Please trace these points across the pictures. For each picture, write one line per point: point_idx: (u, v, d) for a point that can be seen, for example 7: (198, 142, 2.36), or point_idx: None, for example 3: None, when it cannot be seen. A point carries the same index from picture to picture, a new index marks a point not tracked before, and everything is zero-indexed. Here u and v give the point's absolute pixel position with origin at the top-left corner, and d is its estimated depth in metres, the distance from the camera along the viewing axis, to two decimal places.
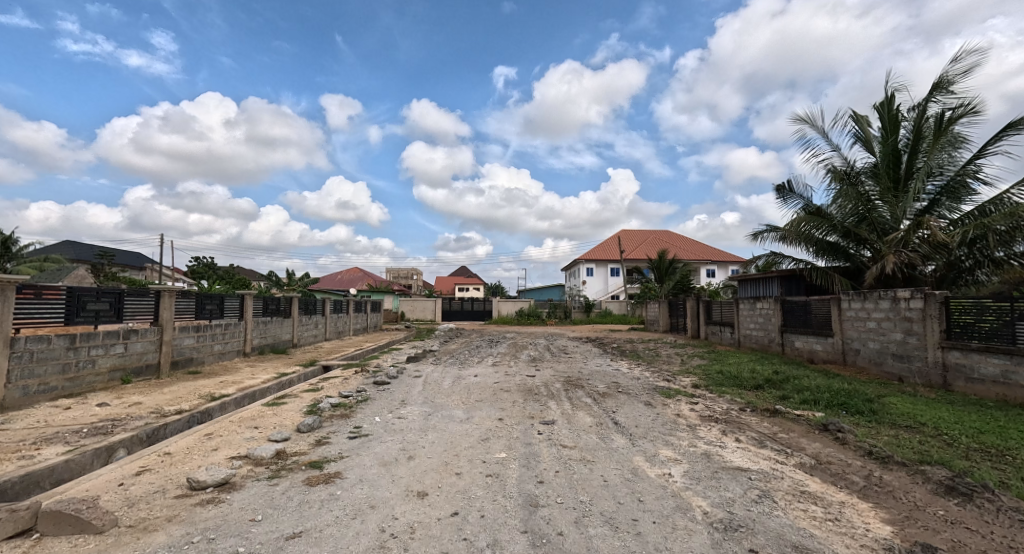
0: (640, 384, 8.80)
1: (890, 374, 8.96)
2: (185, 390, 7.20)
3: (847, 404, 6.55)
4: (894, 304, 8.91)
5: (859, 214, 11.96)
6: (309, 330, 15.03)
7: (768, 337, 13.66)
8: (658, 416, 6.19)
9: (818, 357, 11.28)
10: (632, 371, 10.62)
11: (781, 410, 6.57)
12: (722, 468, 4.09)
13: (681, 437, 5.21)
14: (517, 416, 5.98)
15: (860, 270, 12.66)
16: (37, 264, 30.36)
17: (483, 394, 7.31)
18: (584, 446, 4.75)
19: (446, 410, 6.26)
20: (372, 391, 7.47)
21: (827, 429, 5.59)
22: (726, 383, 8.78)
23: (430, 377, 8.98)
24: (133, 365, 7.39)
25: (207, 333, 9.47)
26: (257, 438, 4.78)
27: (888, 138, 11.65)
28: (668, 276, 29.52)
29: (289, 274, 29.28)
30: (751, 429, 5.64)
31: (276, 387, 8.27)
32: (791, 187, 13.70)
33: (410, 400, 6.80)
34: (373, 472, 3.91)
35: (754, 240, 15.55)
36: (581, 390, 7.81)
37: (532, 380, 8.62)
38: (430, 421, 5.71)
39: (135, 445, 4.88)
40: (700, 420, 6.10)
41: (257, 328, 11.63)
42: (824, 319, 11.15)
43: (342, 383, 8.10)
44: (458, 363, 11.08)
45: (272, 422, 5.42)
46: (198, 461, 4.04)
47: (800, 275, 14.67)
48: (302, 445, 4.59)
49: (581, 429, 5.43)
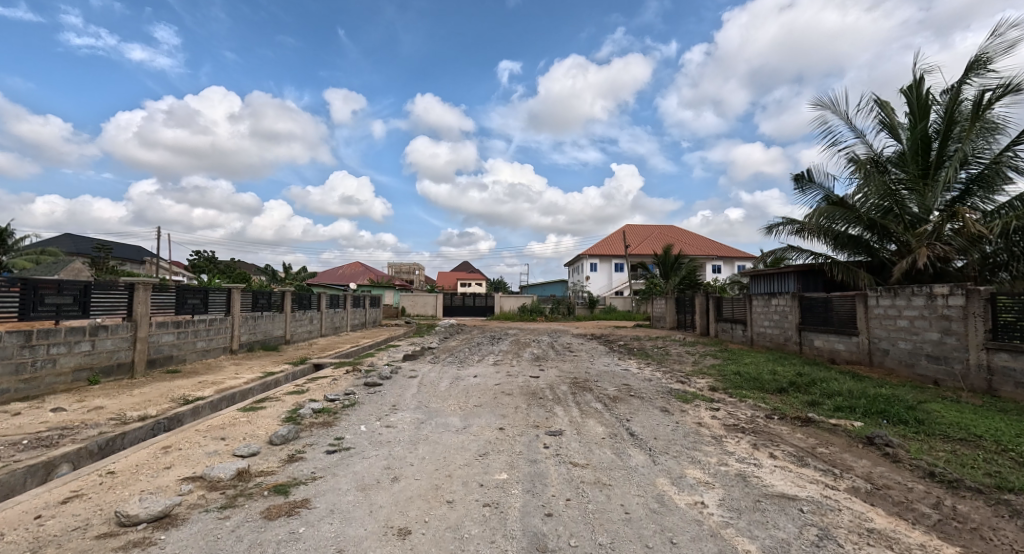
0: (652, 386, 8.15)
1: (924, 377, 8.28)
2: (157, 391, 6.59)
3: (889, 412, 5.87)
4: (929, 301, 8.21)
5: (884, 205, 11.26)
6: (303, 326, 14.45)
7: (784, 336, 12.96)
8: (678, 425, 5.54)
9: (840, 357, 10.60)
10: (643, 371, 9.95)
11: (814, 418, 5.91)
12: (765, 496, 3.43)
13: (708, 452, 4.55)
14: (520, 425, 5.33)
15: (884, 265, 11.97)
16: (34, 256, 30.09)
17: (483, 398, 6.67)
18: (597, 464, 4.10)
19: (441, 418, 5.62)
20: (361, 394, 6.82)
21: (872, 442, 4.93)
22: (745, 386, 8.14)
23: (427, 377, 8.39)
24: (102, 365, 6.80)
25: (190, 330, 8.88)
26: (220, 453, 4.15)
27: (917, 124, 10.93)
28: (674, 273, 29.12)
29: (286, 269, 28.61)
30: (785, 443, 4.99)
31: (259, 388, 7.65)
32: (810, 175, 12.97)
33: (402, 405, 6.16)
34: (349, 500, 3.27)
35: (769, 233, 14.84)
36: (590, 394, 7.14)
37: (536, 382, 7.97)
38: (422, 431, 5.07)
39: (84, 458, 4.26)
40: (726, 430, 5.44)
41: (246, 323, 11.01)
42: (847, 317, 10.45)
43: (330, 385, 7.47)
44: (457, 361, 10.44)
45: (243, 431, 4.80)
46: (143, 484, 3.41)
47: (818, 270, 13.93)
48: (271, 462, 3.96)
49: (593, 441, 4.78)
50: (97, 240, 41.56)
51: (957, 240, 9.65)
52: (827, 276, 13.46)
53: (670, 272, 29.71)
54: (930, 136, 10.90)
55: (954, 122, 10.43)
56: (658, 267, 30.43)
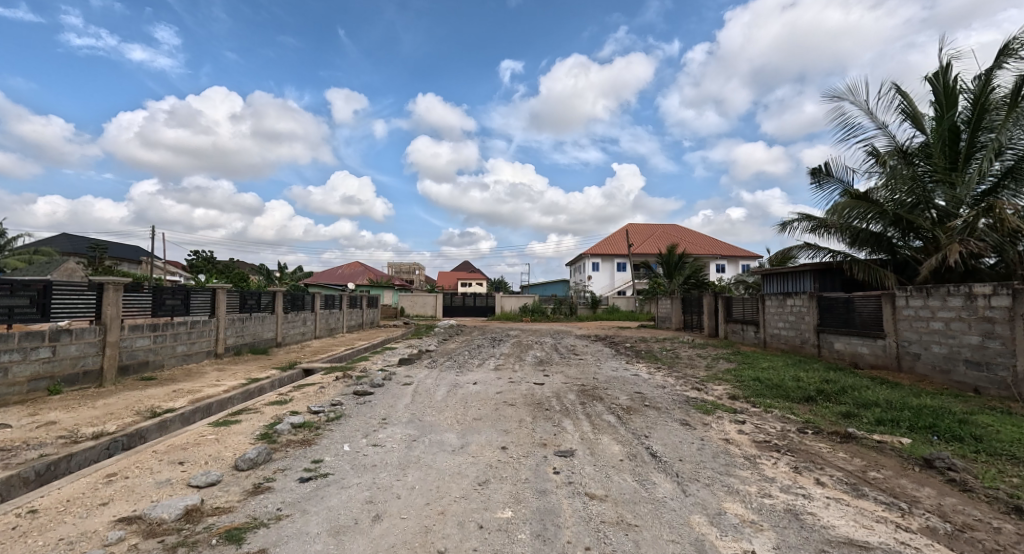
0: (667, 395, 7.49)
1: (962, 385, 7.66)
2: (123, 402, 5.95)
3: (938, 427, 5.22)
4: (968, 302, 7.58)
5: (909, 199, 10.58)
6: (295, 328, 13.83)
7: (801, 338, 12.32)
8: (703, 443, 4.89)
9: (864, 361, 9.95)
10: (654, 378, 9.28)
11: (855, 433, 5.25)
12: (830, 544, 2.78)
13: (745, 478, 3.90)
14: (525, 443, 4.69)
15: (908, 262, 11.36)
16: (26, 256, 29.65)
17: (483, 410, 6.01)
18: (619, 497, 3.46)
19: (436, 435, 4.98)
20: (349, 405, 6.19)
21: (931, 466, 4.26)
22: (768, 394, 7.52)
23: (422, 384, 7.75)
24: (65, 373, 6.20)
25: (168, 333, 8.26)
26: (173, 482, 3.50)
27: (944, 114, 10.29)
28: (677, 272, 28.40)
29: (281, 269, 28.10)
30: (830, 465, 4.35)
31: (240, 397, 7.02)
32: (827, 169, 12.31)
33: (393, 419, 5.53)
34: (317, 551, 2.64)
35: (782, 230, 14.19)
36: (600, 405, 6.50)
37: (540, 390, 7.36)
38: (412, 453, 4.42)
39: (15, 488, 3.62)
40: (757, 448, 4.80)
41: (232, 326, 10.38)
42: (871, 318, 9.82)
43: (316, 394, 6.84)
44: (456, 366, 9.81)
45: (207, 452, 4.15)
46: (65, 528, 2.78)
47: (836, 268, 13.29)
48: (231, 496, 3.32)
49: (609, 465, 4.15)
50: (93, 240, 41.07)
51: (993, 236, 9.00)
52: (846, 274, 12.80)
53: (673, 271, 28.96)
54: (958, 126, 10.23)
55: (985, 110, 9.79)
56: (661, 267, 29.70)
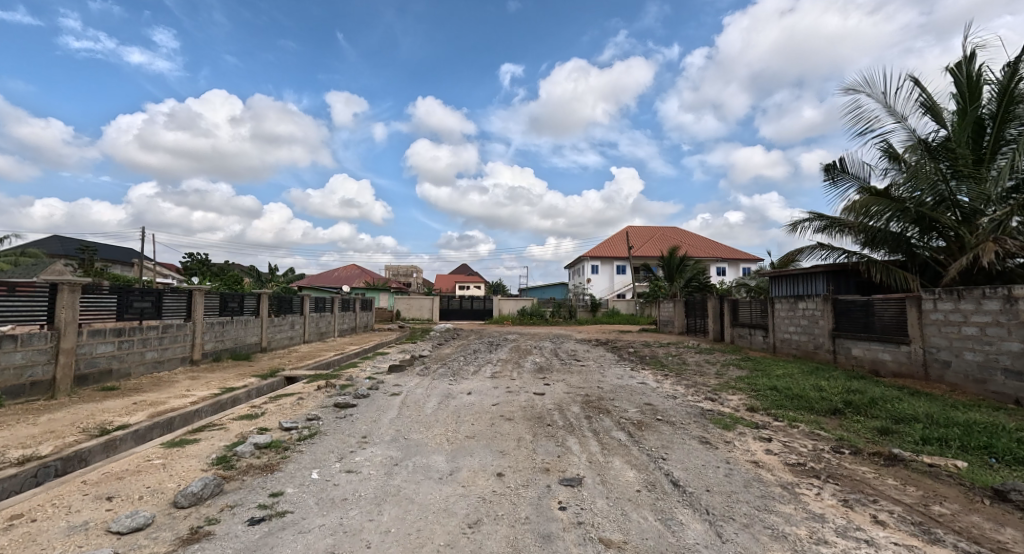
0: (680, 407, 6.82)
1: (1002, 396, 7.03)
2: (70, 417, 5.26)
3: (996, 447, 4.55)
4: (1007, 305, 6.97)
5: (931, 197, 9.98)
6: (282, 332, 13.14)
7: (814, 343, 11.69)
8: (731, 468, 4.22)
9: (885, 369, 9.31)
10: (663, 386, 8.62)
11: (901, 455, 4.60)
12: None
13: (789, 516, 3.22)
14: (524, 469, 4.03)
15: (929, 264, 10.76)
16: (11, 256, 28.86)
17: (476, 426, 5.34)
18: (640, 544, 2.80)
19: (422, 458, 4.31)
20: (327, 420, 5.53)
21: (1004, 499, 3.59)
22: (789, 406, 6.88)
23: (412, 395, 7.08)
24: (7, 385, 5.55)
25: (136, 338, 7.60)
26: (89, 527, 2.84)
27: (968, 106, 9.69)
28: (679, 274, 27.78)
29: (273, 270, 27.42)
30: (884, 497, 3.70)
31: (210, 410, 6.33)
32: (842, 165, 11.70)
33: (374, 437, 4.86)
34: None
35: (792, 231, 13.57)
36: (608, 419, 5.84)
37: (541, 402, 6.72)
38: (392, 482, 3.75)
39: None
40: (793, 474, 4.14)
41: (211, 330, 9.70)
42: (893, 322, 9.20)
43: (293, 407, 6.14)
44: (450, 374, 9.15)
45: (144, 484, 3.47)
46: None
47: (851, 270, 12.68)
48: (157, 547, 2.66)
49: (624, 498, 3.49)
50: (84, 242, 40.27)
51: None
52: (862, 276, 12.19)
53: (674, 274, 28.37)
54: (983, 119, 9.63)
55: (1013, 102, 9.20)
56: (662, 269, 29.10)
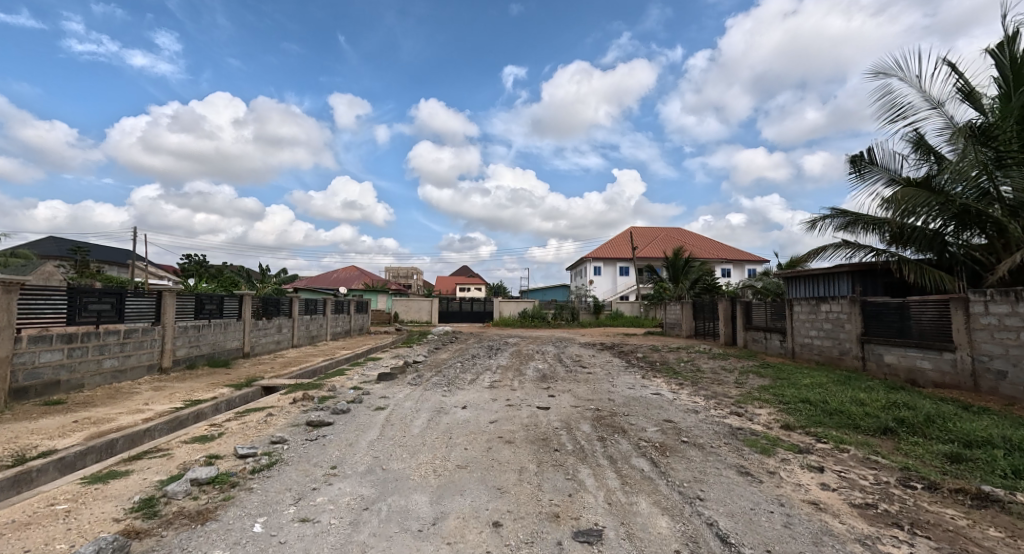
0: (705, 424, 5.95)
1: None
2: None
3: None
4: None
5: (972, 190, 9.12)
6: (268, 336, 12.28)
7: (840, 349, 10.80)
8: (789, 513, 3.34)
9: (925, 378, 8.41)
10: (681, 398, 7.75)
11: (994, 494, 3.71)
12: None
13: None
14: (528, 517, 3.17)
15: (966, 263, 9.94)
16: None
17: (470, 452, 4.48)
18: None
19: (400, 498, 3.46)
20: (295, 443, 4.68)
21: None
22: (830, 424, 6.00)
23: (399, 409, 6.23)
24: None
25: (91, 345, 6.77)
26: None
27: (1013, 90, 8.84)
28: (684, 276, 26.90)
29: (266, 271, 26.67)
30: None
31: (165, 429, 5.48)
32: (869, 157, 10.84)
33: (345, 468, 4.02)
34: None
35: (812, 228, 12.73)
36: (625, 441, 4.99)
37: (545, 419, 5.86)
38: (356, 538, 2.88)
39: None
40: (868, 523, 3.27)
41: (185, 334, 8.87)
42: (933, 327, 8.31)
43: (258, 426, 5.29)
44: (443, 383, 8.29)
45: (23, 546, 2.61)
46: None
47: (879, 269, 11.85)
48: None
49: None
50: (79, 243, 39.61)
51: None
52: (892, 276, 11.37)
53: (679, 275, 27.45)
54: None
55: None
56: (667, 270, 28.23)
